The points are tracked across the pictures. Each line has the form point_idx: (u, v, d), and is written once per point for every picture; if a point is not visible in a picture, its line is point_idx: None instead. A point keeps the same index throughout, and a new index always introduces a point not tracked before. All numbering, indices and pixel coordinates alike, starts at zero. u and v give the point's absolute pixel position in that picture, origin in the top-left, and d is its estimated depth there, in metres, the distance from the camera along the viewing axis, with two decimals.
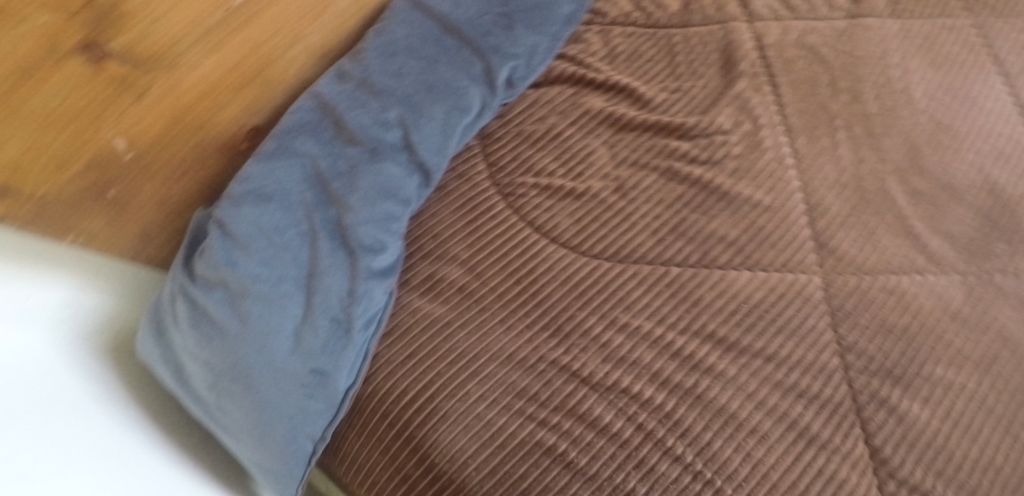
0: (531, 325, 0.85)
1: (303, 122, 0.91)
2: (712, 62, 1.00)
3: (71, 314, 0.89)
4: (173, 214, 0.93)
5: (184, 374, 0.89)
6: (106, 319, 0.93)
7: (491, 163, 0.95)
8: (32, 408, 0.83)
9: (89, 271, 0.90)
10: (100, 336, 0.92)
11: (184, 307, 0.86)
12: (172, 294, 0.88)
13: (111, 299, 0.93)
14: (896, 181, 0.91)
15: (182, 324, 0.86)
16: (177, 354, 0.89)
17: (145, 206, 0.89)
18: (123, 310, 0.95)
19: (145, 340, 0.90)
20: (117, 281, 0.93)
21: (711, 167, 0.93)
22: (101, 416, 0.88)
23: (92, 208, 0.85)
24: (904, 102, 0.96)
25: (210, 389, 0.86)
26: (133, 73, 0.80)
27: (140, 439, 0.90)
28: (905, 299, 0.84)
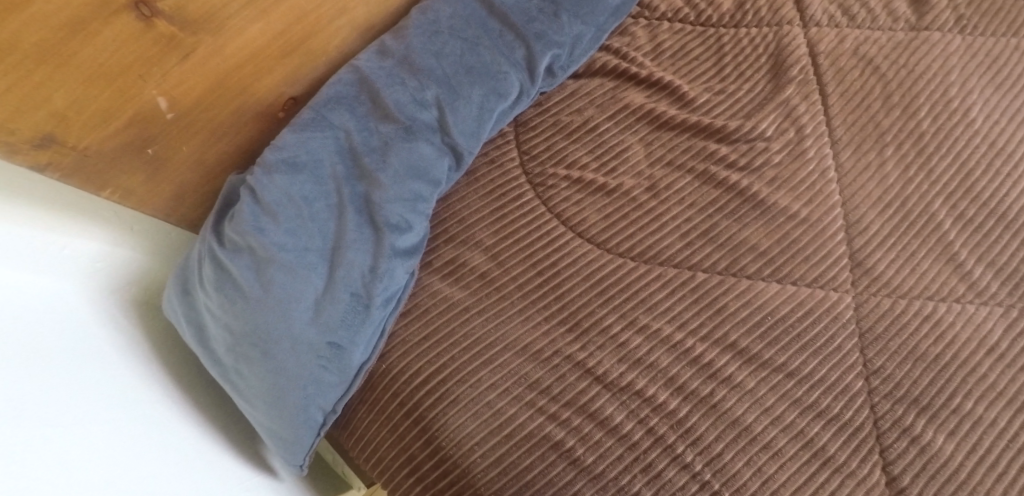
0: (549, 318, 0.84)
1: (341, 94, 0.90)
2: (761, 65, 0.97)
3: (101, 268, 0.93)
4: (210, 178, 0.94)
5: (206, 334, 0.91)
6: (132, 275, 0.96)
7: (524, 152, 0.94)
8: (60, 355, 0.85)
9: (123, 228, 0.93)
10: (125, 290, 0.96)
11: (210, 269, 0.87)
12: (200, 255, 0.89)
13: (141, 258, 0.96)
14: (944, 203, 0.87)
15: (207, 286, 0.87)
16: (201, 314, 0.90)
17: (181, 168, 0.90)
18: (150, 269, 0.98)
19: (171, 297, 0.92)
20: (148, 240, 0.96)
21: (749, 174, 0.90)
22: (121, 369, 0.91)
23: (130, 165, 0.86)
24: (961, 121, 0.91)
25: (230, 351, 0.87)
26: (180, 34, 0.81)
27: (155, 395, 0.93)
28: (939, 327, 0.81)
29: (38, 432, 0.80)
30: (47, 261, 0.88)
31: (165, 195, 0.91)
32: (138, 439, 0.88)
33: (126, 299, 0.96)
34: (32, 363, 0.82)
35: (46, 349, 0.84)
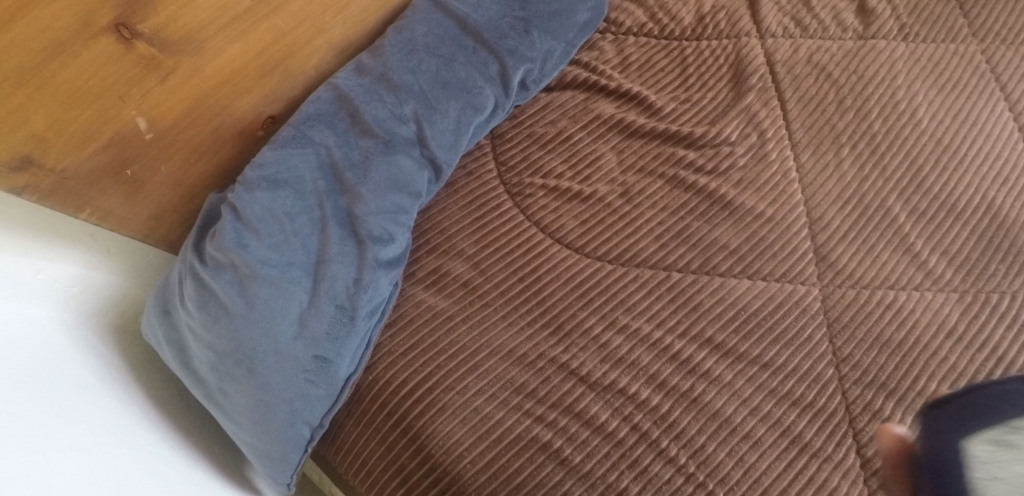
0: (532, 322, 0.87)
1: (319, 111, 0.91)
2: (722, 75, 1.02)
3: (78, 292, 0.92)
4: (191, 199, 0.93)
5: (188, 355, 0.90)
6: (110, 298, 0.95)
7: (501, 163, 0.97)
8: (37, 381, 0.83)
9: (97, 251, 0.92)
10: (100, 315, 0.95)
11: (191, 288, 0.86)
12: (180, 275, 0.89)
13: (119, 280, 0.96)
14: (898, 198, 0.92)
15: (189, 305, 0.87)
16: (183, 335, 0.90)
17: (161, 187, 0.89)
18: (128, 291, 0.97)
19: (151, 319, 0.91)
20: (125, 262, 0.96)
21: (716, 177, 0.94)
22: (102, 394, 0.90)
23: (110, 186, 0.84)
24: (908, 122, 0.97)
25: (213, 371, 0.87)
26: (160, 54, 0.81)
27: (137, 417, 0.92)
28: (901, 314, 0.86)
29: (19, 459, 0.78)
30: (24, 288, 0.86)
31: (144, 216, 0.89)
32: (121, 463, 0.86)
33: (103, 323, 0.95)
34: (15, 390, 0.81)
35: (23, 375, 0.82)
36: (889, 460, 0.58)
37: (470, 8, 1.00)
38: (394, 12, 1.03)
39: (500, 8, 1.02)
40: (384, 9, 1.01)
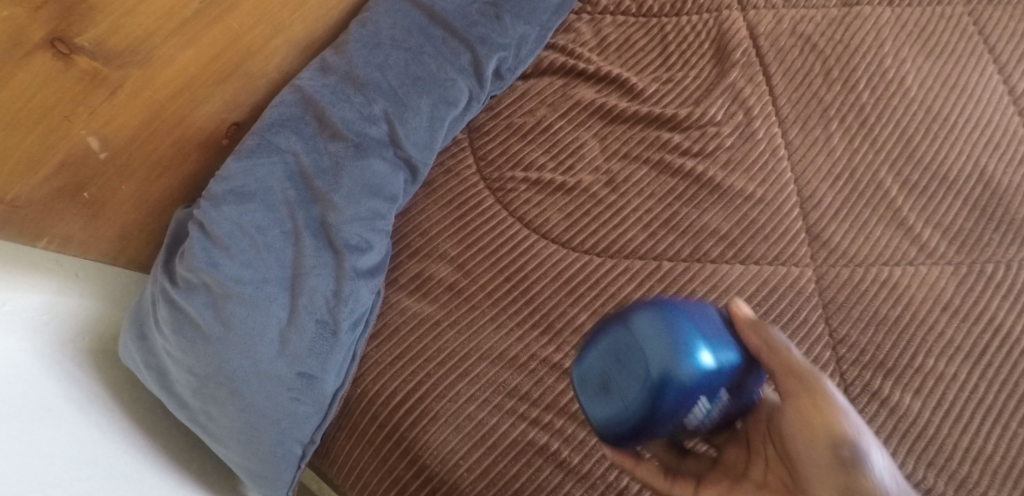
0: (521, 323, 0.84)
1: (284, 117, 0.85)
2: (704, 52, 0.96)
3: (52, 320, 0.86)
4: (156, 216, 0.88)
5: (169, 378, 0.86)
6: (85, 325, 0.90)
7: (480, 158, 0.91)
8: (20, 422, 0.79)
9: (68, 276, 0.88)
10: (77, 340, 0.89)
11: (165, 311, 0.82)
12: (154, 297, 0.85)
13: (92, 305, 0.90)
14: (889, 171, 0.89)
15: (164, 329, 0.83)
16: (163, 358, 0.86)
17: (123, 207, 0.84)
18: (104, 315, 0.92)
19: (128, 344, 0.87)
20: (96, 286, 0.91)
21: (704, 159, 0.90)
22: (88, 426, 0.85)
23: (66, 210, 0.79)
24: (897, 91, 0.93)
25: (195, 394, 0.83)
26: (104, 69, 0.75)
27: (126, 447, 0.87)
28: (896, 291, 0.84)
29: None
30: None
31: (108, 236, 0.85)
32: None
33: (79, 348, 0.89)
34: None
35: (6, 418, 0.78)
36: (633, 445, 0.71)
37: None
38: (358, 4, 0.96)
39: None
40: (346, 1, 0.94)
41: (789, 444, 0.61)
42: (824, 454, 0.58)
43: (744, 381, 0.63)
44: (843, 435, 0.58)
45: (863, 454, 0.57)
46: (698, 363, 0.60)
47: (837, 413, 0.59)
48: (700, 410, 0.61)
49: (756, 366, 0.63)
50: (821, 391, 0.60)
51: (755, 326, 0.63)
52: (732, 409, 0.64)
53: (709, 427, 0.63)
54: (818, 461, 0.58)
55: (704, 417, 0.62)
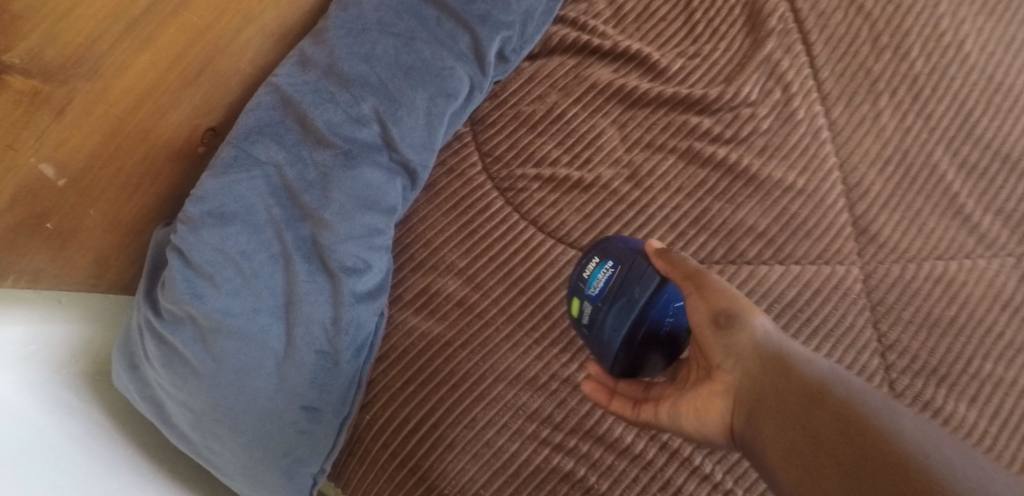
0: (539, 340, 0.76)
1: (262, 123, 0.75)
2: (736, 18, 0.84)
3: (38, 351, 0.76)
4: (133, 238, 0.79)
5: (165, 412, 0.78)
6: (76, 350, 0.80)
7: (485, 154, 0.82)
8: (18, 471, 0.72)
9: (47, 302, 0.76)
10: (71, 366, 0.79)
11: (153, 346, 0.75)
12: (140, 328, 0.77)
13: (82, 328, 0.79)
14: (946, 150, 0.80)
15: (154, 364, 0.75)
16: (157, 391, 0.78)
17: (96, 230, 0.74)
18: (96, 336, 0.81)
19: (121, 375, 0.79)
20: (82, 307, 0.79)
21: (737, 146, 0.80)
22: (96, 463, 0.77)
23: (28, 244, 0.70)
24: (956, 57, 0.82)
25: (194, 429, 0.76)
26: (45, 87, 0.64)
27: (143, 479, 0.80)
28: (952, 289, 0.75)
29: None
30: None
31: (82, 265, 0.76)
32: None
33: (72, 374, 0.79)
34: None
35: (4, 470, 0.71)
36: (602, 395, 0.63)
37: None
38: None
39: None
40: None
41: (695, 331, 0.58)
42: (709, 326, 0.56)
43: (632, 269, 0.62)
44: (727, 305, 0.57)
45: (743, 314, 0.56)
46: (603, 241, 0.66)
47: (722, 289, 0.58)
48: (589, 264, 0.65)
49: (655, 276, 0.60)
50: (708, 278, 0.58)
51: (663, 250, 0.60)
52: (615, 291, 0.61)
53: (598, 303, 0.62)
54: (705, 334, 0.57)
55: (588, 285, 0.64)
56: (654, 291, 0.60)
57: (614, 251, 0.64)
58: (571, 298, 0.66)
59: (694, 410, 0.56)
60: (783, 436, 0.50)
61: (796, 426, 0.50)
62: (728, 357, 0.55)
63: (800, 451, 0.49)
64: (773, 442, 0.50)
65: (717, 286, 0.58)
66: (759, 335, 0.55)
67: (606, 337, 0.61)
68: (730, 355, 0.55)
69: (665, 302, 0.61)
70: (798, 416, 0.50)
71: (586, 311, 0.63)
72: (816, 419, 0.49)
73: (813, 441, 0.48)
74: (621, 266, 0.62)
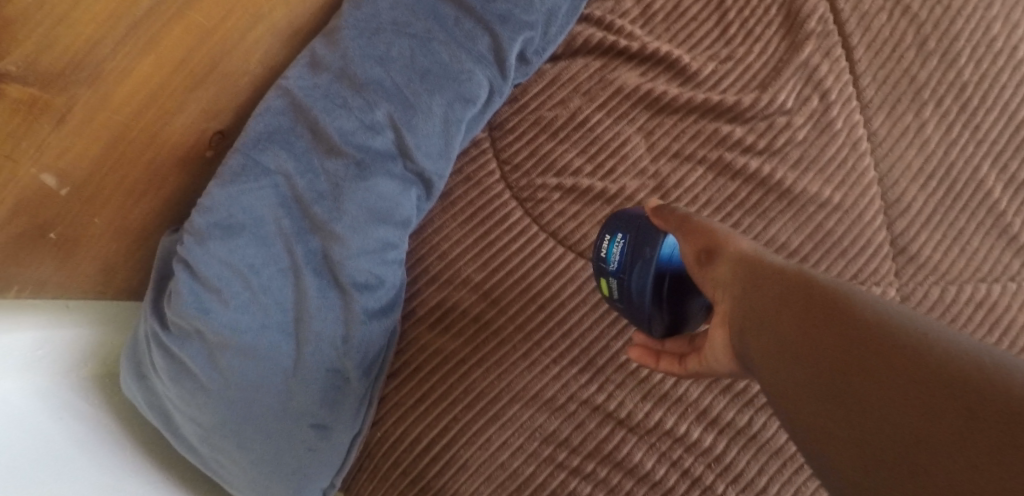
0: (558, 359, 0.72)
1: (272, 128, 0.71)
2: (772, 19, 0.79)
3: (47, 354, 0.72)
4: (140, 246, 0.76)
5: (173, 421, 0.74)
6: (85, 355, 0.75)
7: (504, 162, 0.78)
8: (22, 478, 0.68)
9: (55, 309, 0.71)
10: (79, 371, 0.75)
11: (159, 358, 0.71)
12: (145, 339, 0.73)
13: (91, 333, 0.75)
14: (992, 166, 0.75)
15: (160, 376, 0.72)
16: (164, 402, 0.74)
17: (101, 238, 0.71)
18: (105, 343, 0.77)
19: (129, 384, 0.74)
20: (91, 312, 0.75)
21: (770, 157, 0.75)
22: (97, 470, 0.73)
23: (31, 256, 0.66)
24: (1007, 65, 0.77)
25: (202, 444, 0.72)
26: (43, 95, 0.60)
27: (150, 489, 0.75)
28: (995, 313, 0.71)
29: None
30: None
31: (88, 276, 0.72)
32: None
33: (79, 380, 0.75)
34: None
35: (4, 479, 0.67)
36: (650, 362, 0.64)
37: None
38: None
39: None
40: None
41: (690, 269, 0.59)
42: (698, 262, 0.58)
43: (637, 233, 0.64)
44: (710, 240, 0.58)
45: (721, 243, 0.57)
46: (608, 221, 0.68)
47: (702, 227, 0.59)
48: (603, 244, 0.66)
49: (657, 233, 0.63)
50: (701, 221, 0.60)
51: (658, 208, 0.63)
52: (631, 258, 0.63)
53: (620, 275, 0.64)
54: (699, 270, 0.58)
55: (607, 261, 0.65)
56: (664, 247, 0.62)
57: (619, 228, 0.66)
58: (599, 280, 0.67)
59: (718, 352, 0.55)
60: (765, 352, 0.48)
61: (772, 338, 0.48)
62: (716, 286, 0.56)
63: (780, 362, 0.47)
64: (760, 361, 0.49)
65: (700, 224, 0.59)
66: (733, 257, 0.55)
67: (638, 302, 0.63)
68: (716, 283, 0.56)
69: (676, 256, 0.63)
70: (771, 326, 0.48)
71: (614, 286, 0.65)
72: (784, 323, 0.47)
73: (786, 347, 0.46)
74: (629, 233, 0.64)
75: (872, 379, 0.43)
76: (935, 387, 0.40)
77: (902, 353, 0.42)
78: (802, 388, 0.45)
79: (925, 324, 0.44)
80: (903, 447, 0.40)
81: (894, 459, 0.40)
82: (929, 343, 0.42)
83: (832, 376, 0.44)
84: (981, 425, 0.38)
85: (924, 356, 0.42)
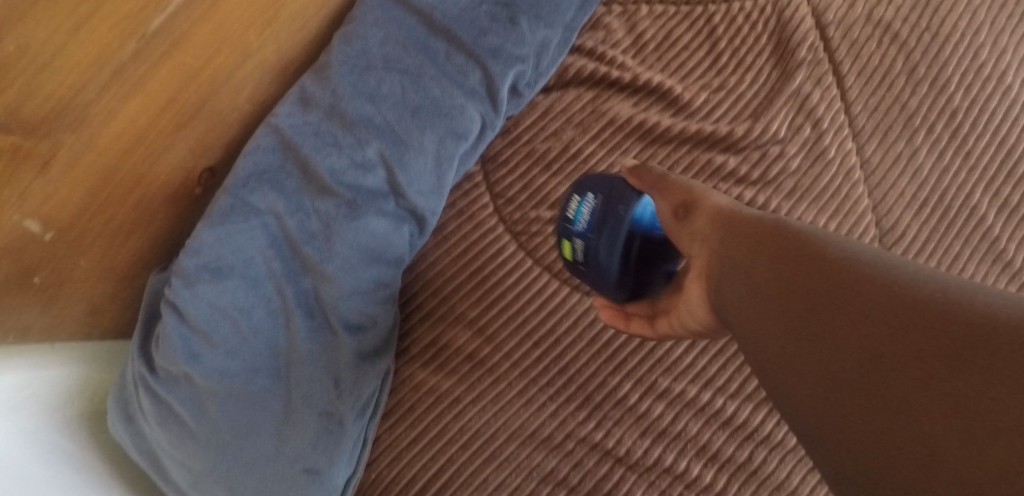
0: (555, 396, 0.71)
1: (261, 168, 0.70)
2: (763, 47, 0.79)
3: (33, 399, 0.68)
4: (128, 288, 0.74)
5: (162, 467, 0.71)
6: (69, 398, 0.72)
7: (497, 195, 0.77)
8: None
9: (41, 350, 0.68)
10: (64, 415, 0.71)
11: (147, 402, 0.69)
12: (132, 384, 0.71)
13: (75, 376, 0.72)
14: (984, 192, 0.75)
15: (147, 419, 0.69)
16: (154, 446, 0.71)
17: (88, 280, 0.69)
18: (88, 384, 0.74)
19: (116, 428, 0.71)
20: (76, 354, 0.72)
21: (764, 187, 0.75)
22: None
23: (15, 302, 0.64)
24: (996, 90, 0.78)
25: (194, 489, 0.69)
26: (25, 142, 0.58)
27: None
28: None
29: None
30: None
31: (74, 321, 0.70)
32: None
33: (65, 425, 0.71)
34: None
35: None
36: (618, 319, 0.66)
37: None
38: (339, 10, 0.78)
39: None
40: (323, 9, 0.75)
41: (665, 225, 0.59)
42: (676, 218, 0.58)
43: (611, 193, 0.62)
44: (689, 197, 0.58)
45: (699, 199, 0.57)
46: (579, 180, 0.66)
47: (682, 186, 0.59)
48: (571, 204, 0.65)
49: (632, 194, 0.62)
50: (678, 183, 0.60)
51: (634, 168, 0.63)
52: (602, 217, 0.62)
53: (588, 236, 0.62)
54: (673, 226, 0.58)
55: (575, 220, 0.64)
56: (638, 206, 0.61)
57: (589, 187, 0.64)
58: (562, 241, 0.66)
59: (692, 306, 0.56)
60: (742, 296, 0.49)
61: (747, 282, 0.49)
62: (690, 240, 0.56)
63: (756, 305, 0.48)
64: (737, 305, 0.49)
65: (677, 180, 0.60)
66: (713, 209, 0.55)
67: (604, 265, 0.62)
68: (691, 234, 0.56)
69: (649, 224, 0.62)
70: (747, 271, 0.49)
71: (581, 246, 0.63)
72: (760, 269, 0.48)
73: (760, 286, 0.48)
74: (601, 193, 0.63)
75: (838, 309, 0.44)
76: (901, 311, 0.42)
77: (878, 288, 0.43)
78: (775, 326, 0.46)
79: (892, 260, 0.45)
80: (870, 369, 0.41)
81: (857, 378, 0.42)
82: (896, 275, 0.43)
83: (805, 310, 0.45)
84: (943, 344, 0.40)
85: (892, 287, 0.43)
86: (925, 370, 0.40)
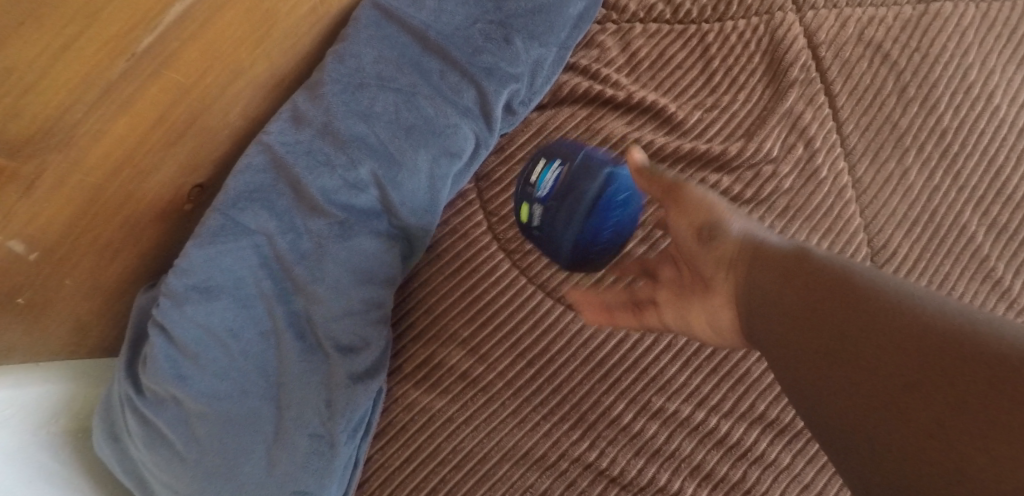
0: (548, 416, 0.70)
1: (252, 186, 0.69)
2: (755, 66, 0.79)
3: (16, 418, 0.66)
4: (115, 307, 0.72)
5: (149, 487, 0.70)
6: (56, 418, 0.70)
7: (490, 213, 0.77)
8: None
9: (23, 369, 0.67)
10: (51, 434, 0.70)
11: (134, 423, 0.67)
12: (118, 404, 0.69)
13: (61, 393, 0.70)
14: (974, 212, 0.76)
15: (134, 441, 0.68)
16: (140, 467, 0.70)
17: (73, 299, 0.67)
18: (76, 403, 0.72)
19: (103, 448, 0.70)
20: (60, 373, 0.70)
21: (757, 206, 0.74)
22: None
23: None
24: (985, 111, 0.78)
25: None
26: (10, 163, 0.57)
27: None
28: None
29: None
30: None
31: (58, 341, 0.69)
32: None
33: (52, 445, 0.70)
34: None
35: None
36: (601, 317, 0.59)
37: (428, 15, 0.76)
38: (332, 27, 0.77)
39: (470, 9, 0.77)
40: (316, 25, 0.75)
41: (682, 245, 0.53)
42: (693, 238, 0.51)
43: (581, 166, 0.61)
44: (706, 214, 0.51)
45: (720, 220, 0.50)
46: (550, 145, 0.65)
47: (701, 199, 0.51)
48: (537, 167, 0.63)
49: (599, 171, 0.60)
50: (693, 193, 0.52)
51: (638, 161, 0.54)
52: (566, 188, 0.60)
53: (548, 201, 0.61)
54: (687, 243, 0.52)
55: (539, 184, 0.62)
56: (604, 184, 0.60)
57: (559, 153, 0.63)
58: (521, 204, 0.64)
59: (724, 330, 0.50)
60: (768, 319, 0.45)
61: (766, 309, 0.45)
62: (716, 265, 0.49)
63: (774, 334, 0.44)
64: (762, 328, 0.45)
65: (698, 195, 0.52)
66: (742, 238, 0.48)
67: (558, 234, 0.60)
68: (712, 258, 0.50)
69: (613, 192, 0.60)
70: (764, 297, 0.45)
71: (540, 211, 0.62)
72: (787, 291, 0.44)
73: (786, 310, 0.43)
74: (570, 163, 0.61)
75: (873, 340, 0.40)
76: (933, 351, 0.38)
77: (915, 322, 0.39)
78: (796, 360, 0.42)
79: (921, 288, 0.41)
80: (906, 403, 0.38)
81: (894, 413, 0.38)
82: (927, 307, 0.40)
83: (829, 344, 0.41)
84: (985, 382, 0.36)
85: (930, 321, 0.39)
86: (960, 421, 0.36)
